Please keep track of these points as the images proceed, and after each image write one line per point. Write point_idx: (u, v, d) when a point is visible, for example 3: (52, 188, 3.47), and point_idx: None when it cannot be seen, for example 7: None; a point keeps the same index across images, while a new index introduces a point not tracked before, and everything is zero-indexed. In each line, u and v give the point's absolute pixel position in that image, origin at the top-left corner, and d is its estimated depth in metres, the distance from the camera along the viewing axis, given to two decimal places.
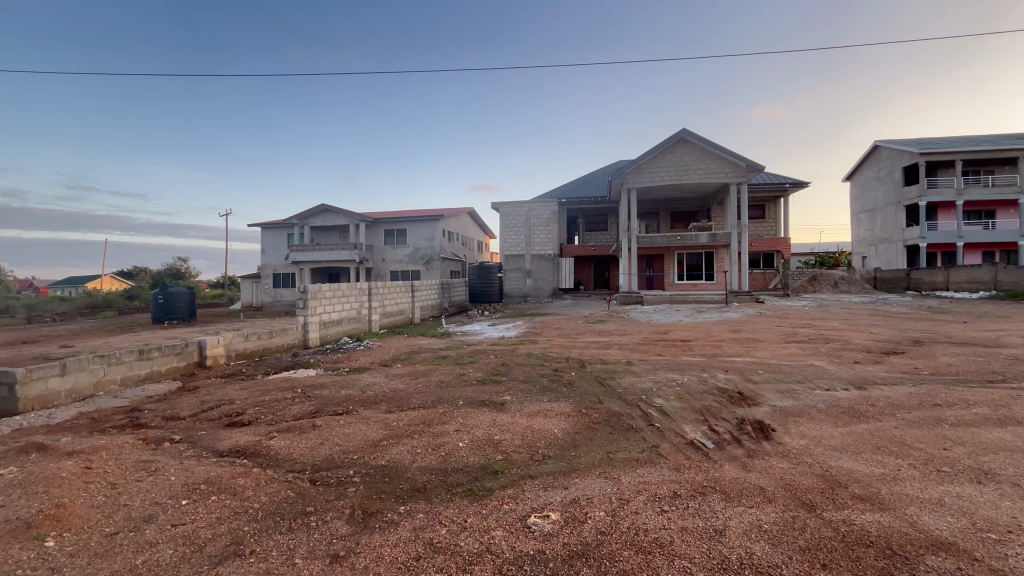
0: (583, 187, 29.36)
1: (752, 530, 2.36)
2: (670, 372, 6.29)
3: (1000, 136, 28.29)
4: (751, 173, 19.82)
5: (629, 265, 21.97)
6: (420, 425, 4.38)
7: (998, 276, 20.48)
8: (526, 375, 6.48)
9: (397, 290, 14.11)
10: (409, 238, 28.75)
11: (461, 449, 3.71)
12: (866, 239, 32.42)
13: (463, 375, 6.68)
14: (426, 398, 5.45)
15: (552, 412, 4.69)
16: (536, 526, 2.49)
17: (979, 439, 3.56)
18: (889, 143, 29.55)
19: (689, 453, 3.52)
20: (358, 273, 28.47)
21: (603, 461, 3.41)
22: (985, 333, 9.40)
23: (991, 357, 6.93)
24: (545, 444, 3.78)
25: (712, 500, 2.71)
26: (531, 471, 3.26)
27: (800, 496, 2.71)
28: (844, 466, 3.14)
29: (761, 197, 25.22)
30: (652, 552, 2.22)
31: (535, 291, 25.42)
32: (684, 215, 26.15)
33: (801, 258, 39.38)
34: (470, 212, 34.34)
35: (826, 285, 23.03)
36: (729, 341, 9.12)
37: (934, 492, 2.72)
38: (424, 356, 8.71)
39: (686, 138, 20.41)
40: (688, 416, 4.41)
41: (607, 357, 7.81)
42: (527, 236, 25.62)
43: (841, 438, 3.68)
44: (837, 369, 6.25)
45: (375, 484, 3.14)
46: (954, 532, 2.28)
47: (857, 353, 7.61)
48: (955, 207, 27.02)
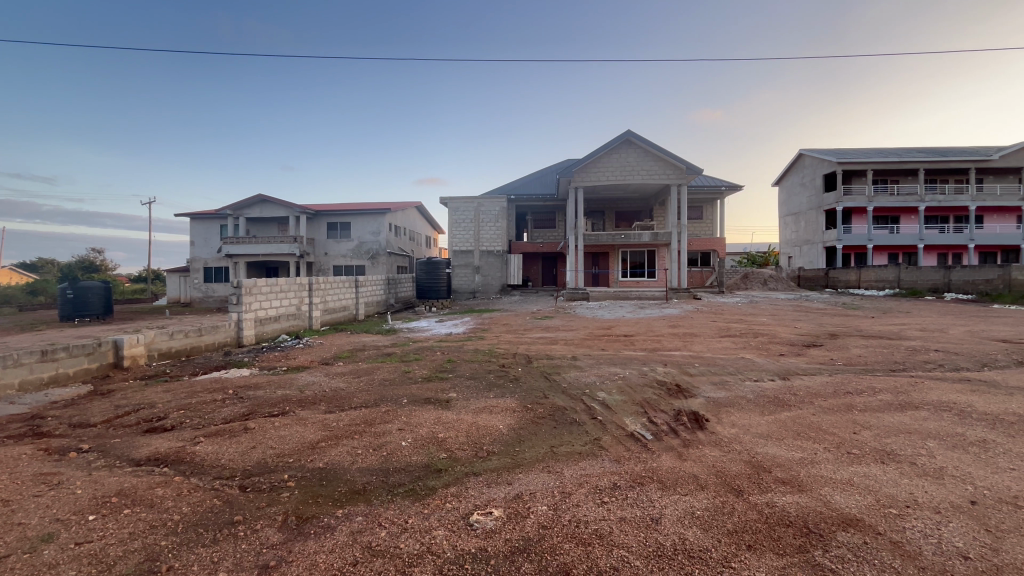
0: (531, 185, 29.64)
1: (685, 517, 2.46)
2: (613, 366, 6.49)
3: (905, 150, 31.33)
4: (690, 176, 20.79)
5: (576, 262, 22.34)
6: (361, 425, 4.23)
7: (900, 275, 22.19)
8: (472, 372, 6.43)
9: (340, 286, 13.60)
10: (353, 232, 27.78)
11: (404, 449, 3.63)
12: (792, 241, 34.98)
13: (407, 372, 6.55)
14: (368, 397, 5.28)
15: (497, 408, 4.69)
16: (478, 524, 2.47)
17: (883, 422, 3.93)
18: (812, 152, 31.97)
19: (629, 445, 3.62)
20: (298, 267, 27.16)
21: (547, 455, 3.44)
22: (891, 327, 10.38)
23: (894, 348, 7.67)
24: (490, 440, 3.77)
25: (649, 490, 2.81)
26: (475, 468, 3.24)
27: (729, 482, 2.86)
28: (769, 452, 3.35)
29: (699, 199, 26.53)
30: (592, 543, 2.26)
31: (483, 287, 25.42)
32: (628, 214, 27.02)
33: (733, 258, 41.82)
34: (418, 207, 33.67)
35: (756, 283, 24.68)
36: (668, 336, 9.54)
37: (845, 473, 2.96)
38: (367, 353, 8.45)
39: (630, 139, 21.08)
40: (629, 409, 4.55)
41: (553, 352, 7.94)
42: (476, 232, 25.50)
43: (767, 426, 3.93)
44: (765, 361, 6.68)
45: (312, 488, 3.00)
46: (861, 509, 2.49)
47: (782, 345, 8.19)
48: (866, 213, 29.67)
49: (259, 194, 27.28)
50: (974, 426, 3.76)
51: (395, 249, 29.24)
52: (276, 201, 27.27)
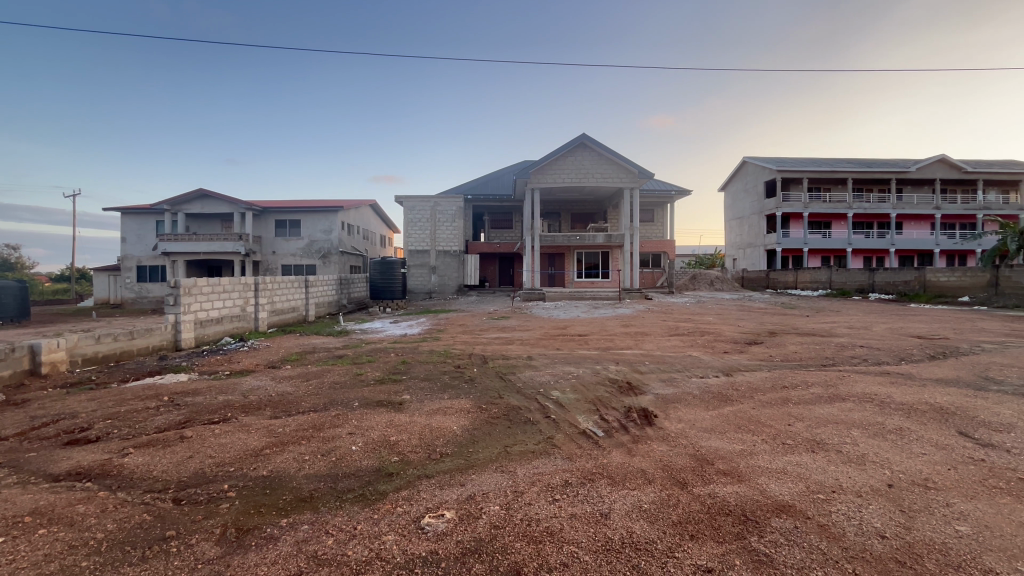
0: (488, 186, 29.64)
1: (633, 510, 2.53)
2: (567, 365, 6.59)
3: (837, 160, 33.68)
4: (642, 180, 21.45)
5: (533, 263, 22.48)
6: (309, 430, 4.08)
7: (832, 277, 23.83)
8: (427, 373, 6.35)
9: (289, 286, 13.06)
10: (304, 230, 26.76)
11: (354, 453, 3.53)
12: (737, 243, 36.79)
13: (359, 374, 6.38)
14: (318, 401, 5.09)
15: (451, 409, 4.65)
16: (430, 526, 2.44)
17: (815, 414, 4.21)
18: (754, 160, 33.79)
19: (581, 442, 3.69)
20: (244, 267, 25.85)
21: (500, 455, 3.45)
22: (823, 325, 11.11)
23: (826, 344, 8.22)
24: (443, 442, 3.74)
25: (599, 485, 2.87)
26: (427, 470, 3.20)
27: (676, 476, 2.97)
28: (712, 445, 3.51)
29: (650, 203, 27.41)
30: (542, 540, 2.29)
31: (439, 288, 25.17)
32: (583, 216, 27.54)
33: (683, 259, 43.43)
34: (372, 205, 32.89)
35: (704, 284, 25.84)
36: (621, 335, 9.79)
37: (780, 462, 3.14)
38: (317, 356, 8.17)
39: (584, 142, 21.50)
40: (581, 407, 4.64)
41: (509, 352, 7.98)
42: (432, 232, 25.21)
43: (710, 420, 4.12)
44: (710, 358, 6.99)
45: (254, 498, 2.86)
46: (794, 496, 2.65)
47: (726, 343, 8.61)
48: (803, 218, 31.64)
49: (199, 189, 25.80)
50: (893, 416, 4.10)
51: (348, 248, 28.41)
52: (219, 197, 25.88)
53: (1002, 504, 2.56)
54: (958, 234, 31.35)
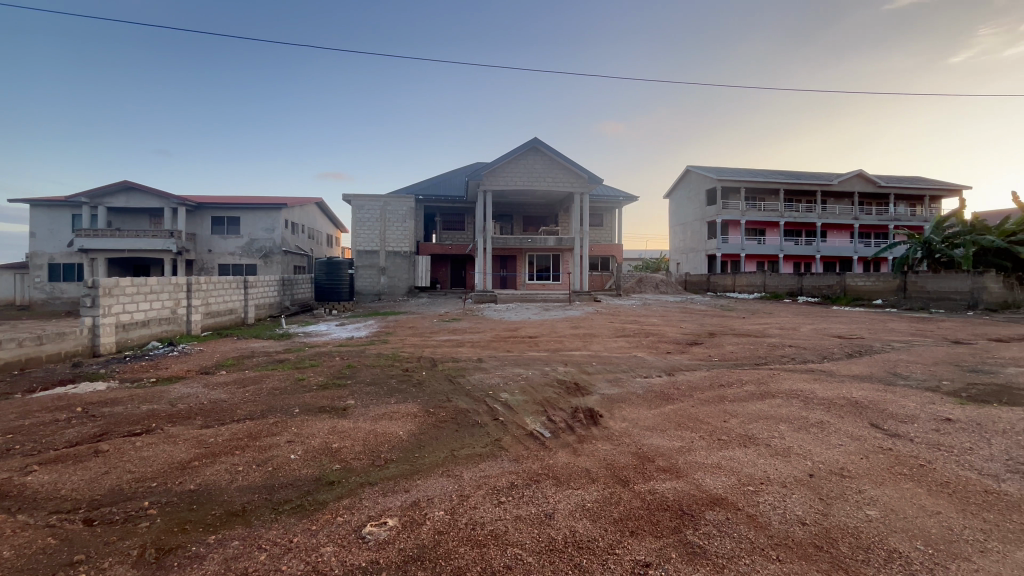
0: (440, 186, 29.35)
1: (576, 510, 2.58)
2: (516, 367, 6.62)
3: (771, 171, 36.00)
4: (592, 185, 21.97)
5: (485, 265, 22.44)
6: (244, 439, 3.86)
7: (766, 281, 25.38)
8: (373, 377, 6.18)
9: (226, 286, 12.32)
10: (243, 228, 25.35)
11: (293, 462, 3.37)
12: (680, 248, 38.47)
13: (301, 380, 6.10)
14: (254, 408, 4.82)
15: (397, 414, 4.54)
16: (371, 535, 2.37)
17: (748, 411, 4.45)
18: (696, 169, 35.48)
19: (528, 443, 3.72)
20: (175, 266, 24.12)
21: (447, 459, 3.40)
22: (757, 326, 11.82)
23: (759, 344, 8.76)
24: (388, 448, 3.64)
25: (544, 486, 2.90)
26: (371, 477, 3.11)
27: (618, 474, 3.05)
28: (653, 443, 3.63)
29: (600, 207, 28.11)
30: (487, 544, 2.28)
31: (389, 289, 24.65)
32: (535, 219, 27.83)
33: (631, 262, 44.86)
34: (319, 203, 31.69)
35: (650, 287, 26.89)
36: (570, 337, 9.99)
37: (715, 458, 3.30)
38: (256, 360, 7.75)
39: (536, 146, 21.76)
40: (530, 409, 4.67)
41: (459, 354, 7.92)
42: (381, 232, 24.65)
43: (652, 419, 4.27)
44: (654, 359, 7.27)
45: (180, 515, 2.66)
46: (726, 489, 2.79)
47: (669, 344, 8.98)
48: (740, 225, 33.59)
49: (124, 181, 23.88)
50: (816, 410, 4.42)
51: (292, 247, 27.21)
52: (147, 190, 24.05)
53: (906, 488, 2.82)
54: (873, 242, 34.36)
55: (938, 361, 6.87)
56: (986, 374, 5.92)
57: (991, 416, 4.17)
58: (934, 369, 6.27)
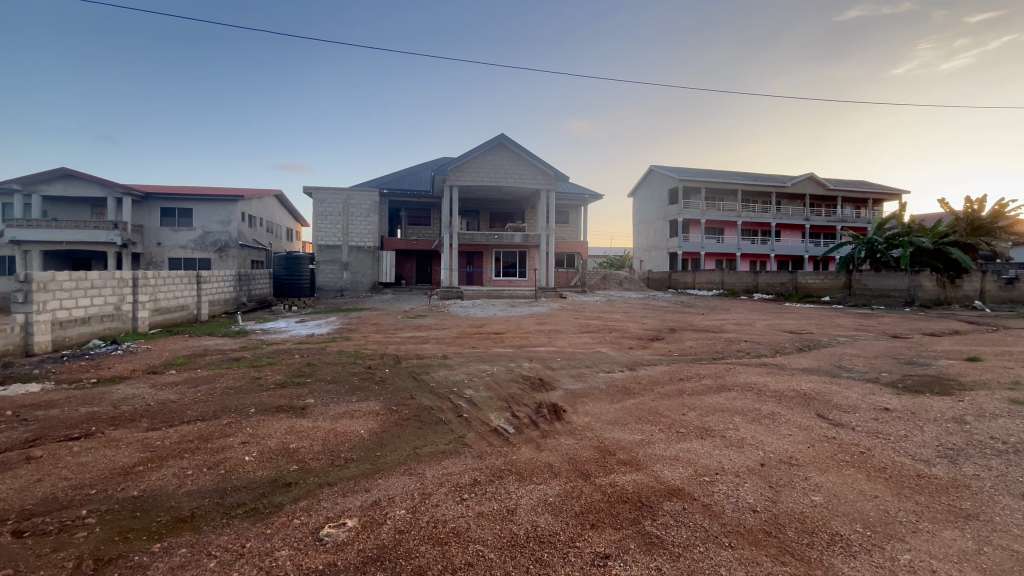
0: (406, 181, 28.89)
1: (538, 505, 2.59)
2: (482, 364, 6.60)
3: (730, 173, 37.25)
4: (558, 182, 22.12)
5: (451, 261, 22.24)
6: (194, 441, 3.68)
7: (723, 278, 26.28)
8: (334, 375, 6.02)
9: (176, 281, 11.70)
10: (196, 220, 24.12)
11: (247, 464, 3.24)
12: (643, 246, 39.37)
13: (258, 378, 5.87)
14: (206, 409, 4.60)
15: (359, 412, 4.44)
16: (328, 537, 2.31)
17: (706, 403, 4.60)
18: (659, 168, 36.34)
19: (492, 440, 3.72)
20: (120, 259, 22.76)
21: (409, 457, 3.36)
22: (716, 322, 12.24)
23: (716, 339, 9.08)
24: (348, 447, 3.55)
25: (507, 481, 2.91)
26: (330, 477, 3.03)
27: (580, 468, 3.09)
28: (614, 436, 3.70)
29: (566, 205, 28.37)
30: (449, 542, 2.26)
31: (351, 285, 24.11)
32: (501, 215, 27.80)
33: (596, 259, 45.57)
34: (278, 196, 30.58)
35: (614, 283, 27.55)
36: (535, 333, 10.05)
37: (673, 450, 3.39)
38: (209, 359, 7.41)
39: (503, 142, 21.70)
40: (494, 405, 4.67)
41: (423, 351, 7.84)
42: (344, 226, 24.05)
43: (614, 413, 4.35)
44: (617, 354, 7.41)
45: (121, 523, 2.51)
46: (683, 480, 2.88)
47: (631, 340, 9.18)
48: (700, 224, 34.66)
49: (62, 167, 22.32)
50: (768, 402, 4.62)
51: (249, 241, 26.13)
52: (88, 178, 22.56)
53: (848, 474, 2.99)
54: (823, 242, 36.18)
55: (878, 354, 7.31)
56: (921, 366, 6.33)
57: (924, 405, 4.49)
58: (875, 362, 6.68)
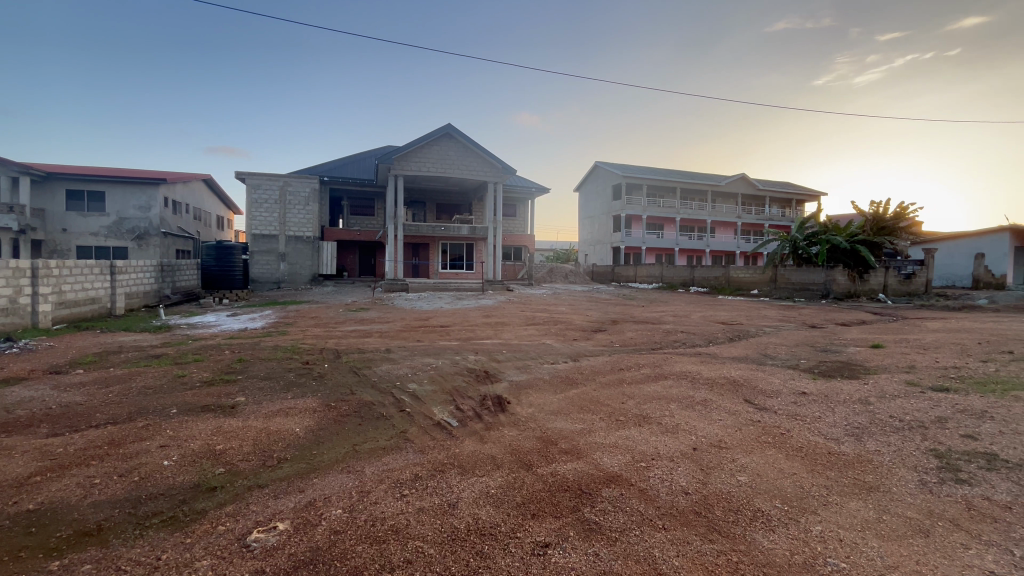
0: (348, 169, 27.83)
1: (480, 497, 2.58)
2: (426, 357, 6.49)
3: (670, 171, 38.85)
4: (505, 175, 22.11)
5: (395, 253, 21.67)
6: (104, 447, 3.35)
7: (663, 271, 27.42)
8: (268, 372, 5.70)
9: (85, 272, 10.59)
10: (109, 205, 21.97)
11: (166, 469, 2.99)
12: (588, 240, 40.34)
13: (181, 376, 5.44)
14: (119, 411, 4.20)
15: (294, 410, 4.23)
16: (256, 543, 2.18)
17: (644, 392, 4.78)
18: (604, 165, 37.27)
19: (435, 434, 3.66)
20: (17, 247, 20.33)
21: (347, 455, 3.24)
22: (655, 314, 12.77)
23: (655, 330, 9.47)
24: (282, 446, 3.37)
25: (449, 475, 2.87)
26: (261, 479, 2.87)
27: (522, 458, 3.12)
28: (556, 426, 3.77)
29: (513, 198, 28.47)
30: (387, 539, 2.20)
31: (289, 277, 22.96)
32: (448, 207, 27.45)
33: (542, 253, 46.18)
34: (206, 180, 28.42)
35: (560, 277, 28.36)
36: (481, 326, 10.03)
37: (613, 437, 3.50)
38: (123, 356, 6.76)
39: (449, 132, 21.35)
40: (437, 398, 4.61)
41: (365, 345, 7.60)
42: (280, 215, 22.81)
43: (558, 403, 4.42)
44: (561, 345, 7.55)
45: (11, 542, 2.23)
46: (621, 467, 2.97)
47: (575, 331, 9.38)
48: (642, 220, 35.97)
49: None
50: (701, 390, 4.86)
51: (173, 229, 24.16)
52: None
53: (769, 454, 3.21)
54: (752, 239, 38.66)
55: (798, 343, 7.92)
56: (834, 353, 6.93)
57: (835, 388, 4.91)
58: (795, 350, 7.23)
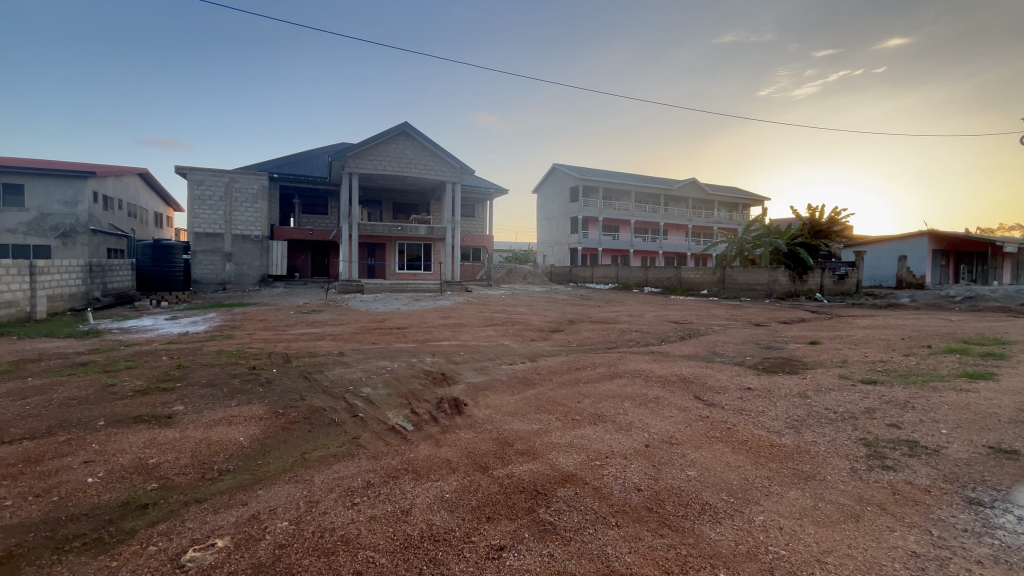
0: (300, 166, 26.82)
1: (434, 503, 2.53)
2: (382, 360, 6.33)
3: (625, 174, 39.87)
4: (463, 175, 21.96)
5: (350, 253, 21.05)
6: (18, 466, 3.04)
7: (618, 272, 28.07)
8: (211, 378, 5.38)
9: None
10: (29, 199, 20.13)
11: (91, 487, 2.75)
12: (546, 241, 40.78)
13: (111, 385, 5.05)
14: (37, 425, 3.84)
15: (238, 418, 4.02)
16: (192, 563, 2.04)
17: (600, 391, 4.85)
18: (561, 167, 37.79)
19: (389, 439, 3.57)
20: None
21: (295, 464, 3.10)
22: (611, 314, 13.05)
23: (611, 330, 9.70)
24: (224, 457, 3.19)
25: (403, 481, 2.80)
26: (199, 493, 2.69)
27: (478, 461, 3.09)
28: (513, 427, 3.76)
29: (471, 198, 28.34)
30: (336, 551, 2.12)
31: (236, 278, 21.87)
32: (405, 207, 26.98)
33: (501, 254, 46.21)
34: (142, 174, 26.59)
35: (519, 278, 28.50)
36: (439, 327, 9.92)
37: (569, 437, 3.53)
38: (44, 365, 6.19)
39: (406, 131, 20.98)
40: (392, 402, 4.50)
41: (317, 348, 7.33)
42: (226, 213, 21.70)
43: (514, 404, 4.42)
44: (519, 346, 7.57)
45: None
46: (577, 466, 3.00)
47: (533, 331, 9.44)
48: (598, 222, 36.76)
49: None
50: (654, 387, 5.00)
51: (104, 226, 22.44)
52: None
53: (717, 449, 3.33)
54: (701, 241, 40.31)
55: (744, 341, 8.32)
56: (776, 350, 7.32)
57: (777, 384, 5.18)
58: (741, 348, 7.59)
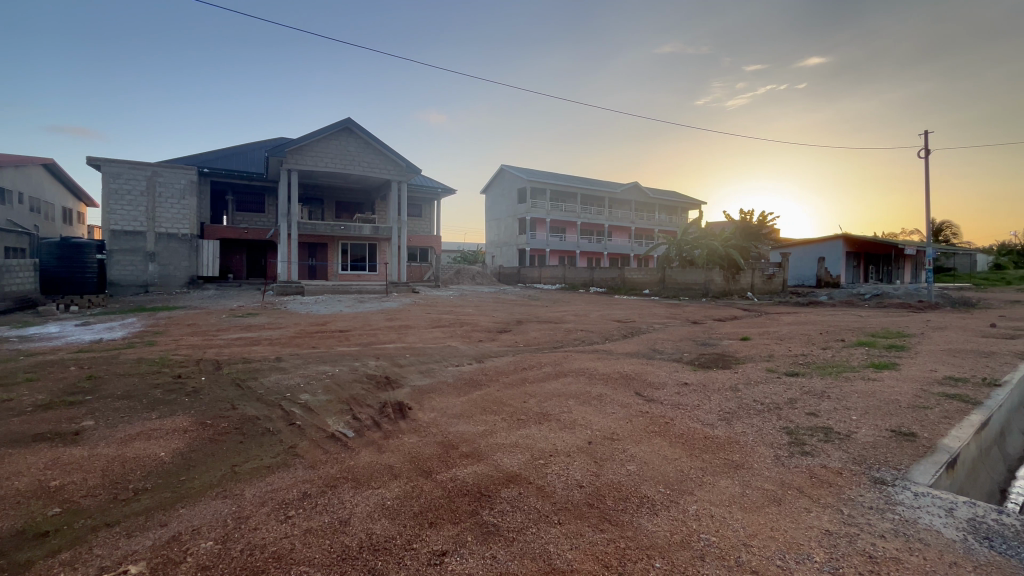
0: (232, 161, 25.26)
1: (374, 511, 2.45)
2: (322, 365, 6.07)
3: (571, 177, 40.71)
4: (409, 174, 21.53)
5: (289, 253, 20.08)
6: None
7: (565, 272, 28.60)
8: (128, 389, 4.93)
9: None
10: None
11: None
12: (495, 242, 40.89)
13: (6, 401, 4.49)
14: None
15: (160, 431, 3.71)
16: None
17: (546, 390, 4.90)
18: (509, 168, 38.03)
19: (328, 446, 3.43)
20: None
21: (224, 478, 2.90)
22: (557, 313, 13.28)
23: (556, 329, 9.86)
24: (141, 475, 2.93)
25: (342, 490, 2.69)
26: (112, 516, 2.46)
27: (421, 465, 3.03)
28: (458, 430, 3.72)
29: (418, 198, 27.89)
30: (267, 569, 2.00)
31: (160, 279, 20.24)
32: (349, 205, 26.12)
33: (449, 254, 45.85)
34: (46, 164, 23.87)
35: (467, 278, 28.41)
36: (384, 329, 9.67)
37: (514, 437, 3.54)
38: None
39: (349, 126, 20.28)
40: (332, 408, 4.32)
41: (251, 354, 6.93)
42: (149, 209, 20.06)
43: (460, 406, 4.38)
44: (466, 347, 7.53)
45: None
46: (521, 466, 3.01)
47: (481, 332, 9.42)
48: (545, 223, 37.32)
49: None
50: (598, 385, 5.12)
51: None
52: None
53: (656, 443, 3.45)
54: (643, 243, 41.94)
55: (681, 338, 8.73)
56: (711, 346, 7.73)
57: (712, 378, 5.45)
58: (679, 344, 7.94)
